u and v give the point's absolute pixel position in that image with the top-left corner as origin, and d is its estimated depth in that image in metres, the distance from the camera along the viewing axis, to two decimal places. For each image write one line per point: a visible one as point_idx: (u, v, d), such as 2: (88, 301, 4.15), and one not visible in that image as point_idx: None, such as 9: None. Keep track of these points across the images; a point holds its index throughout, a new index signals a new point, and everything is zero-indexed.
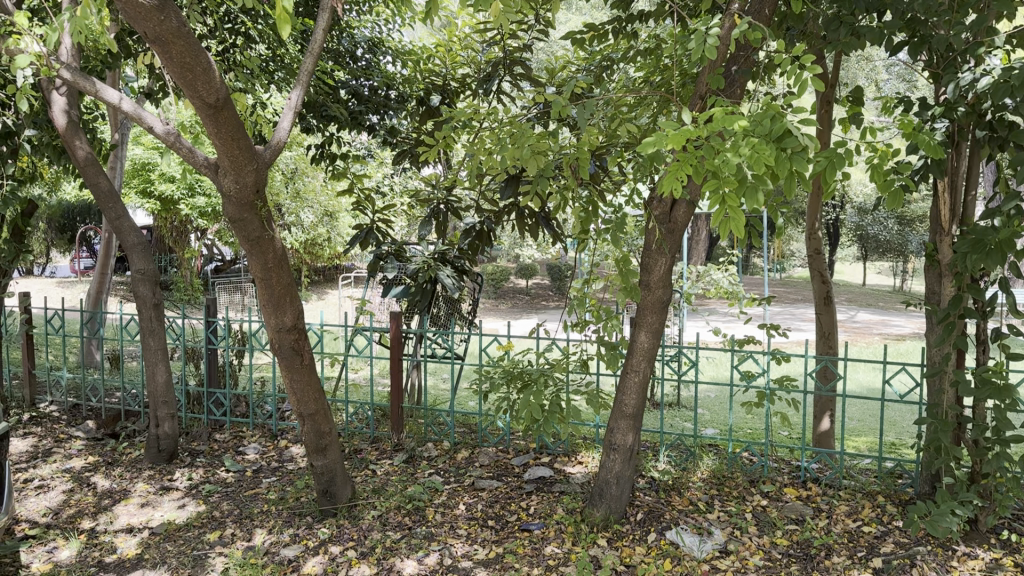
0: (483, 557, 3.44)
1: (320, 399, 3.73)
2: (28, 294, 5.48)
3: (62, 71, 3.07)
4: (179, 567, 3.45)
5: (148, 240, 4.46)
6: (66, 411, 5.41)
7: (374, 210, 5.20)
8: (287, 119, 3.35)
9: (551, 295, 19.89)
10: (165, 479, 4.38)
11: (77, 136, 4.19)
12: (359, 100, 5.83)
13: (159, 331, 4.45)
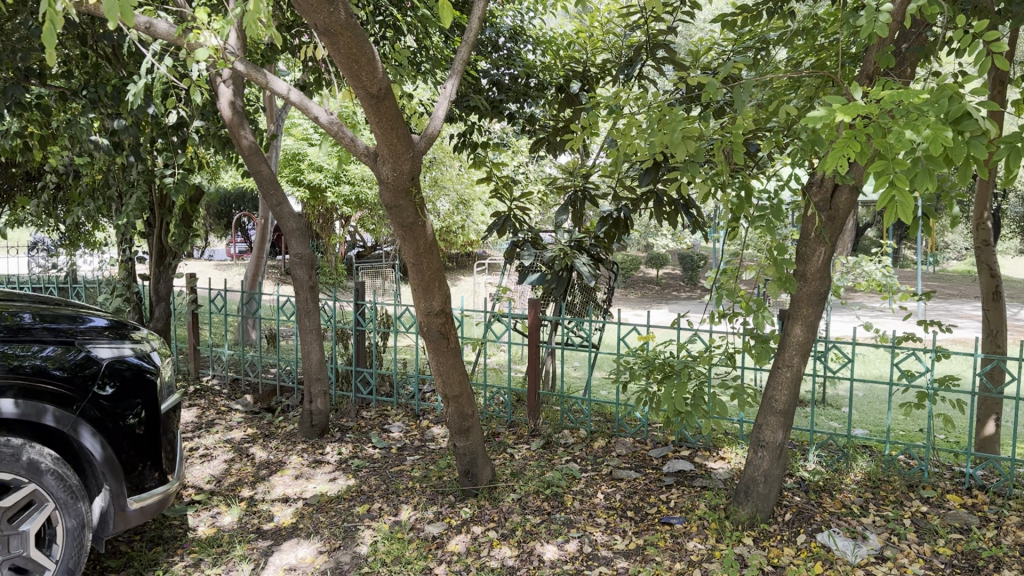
0: (623, 548, 3.41)
1: (464, 382, 3.79)
2: (194, 276, 5.85)
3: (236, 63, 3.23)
4: (331, 538, 3.62)
5: (306, 226, 4.66)
6: (226, 385, 5.77)
7: (512, 197, 5.21)
8: (441, 109, 3.41)
9: (684, 285, 19.57)
10: (317, 452, 4.60)
11: (242, 125, 4.34)
12: (499, 89, 5.78)
13: (314, 311, 4.68)
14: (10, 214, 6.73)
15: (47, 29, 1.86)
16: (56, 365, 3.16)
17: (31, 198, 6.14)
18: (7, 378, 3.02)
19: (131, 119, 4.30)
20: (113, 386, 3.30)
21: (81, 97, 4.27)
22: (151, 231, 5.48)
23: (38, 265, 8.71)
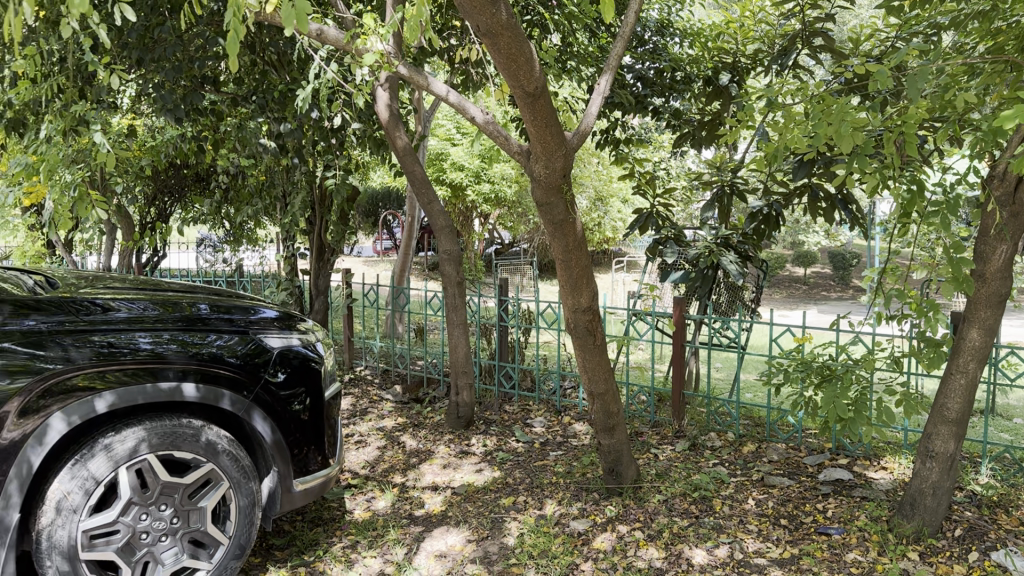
0: (776, 556, 3.30)
1: (609, 379, 3.77)
2: (349, 271, 6.13)
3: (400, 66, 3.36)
4: (479, 528, 3.70)
5: (455, 223, 4.75)
6: (378, 375, 6.02)
7: (654, 194, 5.10)
8: (595, 105, 3.40)
9: (832, 284, 18.74)
10: (464, 443, 4.71)
11: (397, 126, 4.48)
12: (644, 83, 5.69)
13: (460, 307, 4.77)
14: (185, 213, 7.26)
15: (232, 37, 2.01)
16: (230, 353, 3.40)
17: (206, 198, 6.61)
18: (187, 364, 3.26)
19: (295, 122, 4.51)
20: (282, 373, 3.53)
21: (251, 103, 4.56)
22: (312, 228, 5.79)
23: (209, 260, 9.37)
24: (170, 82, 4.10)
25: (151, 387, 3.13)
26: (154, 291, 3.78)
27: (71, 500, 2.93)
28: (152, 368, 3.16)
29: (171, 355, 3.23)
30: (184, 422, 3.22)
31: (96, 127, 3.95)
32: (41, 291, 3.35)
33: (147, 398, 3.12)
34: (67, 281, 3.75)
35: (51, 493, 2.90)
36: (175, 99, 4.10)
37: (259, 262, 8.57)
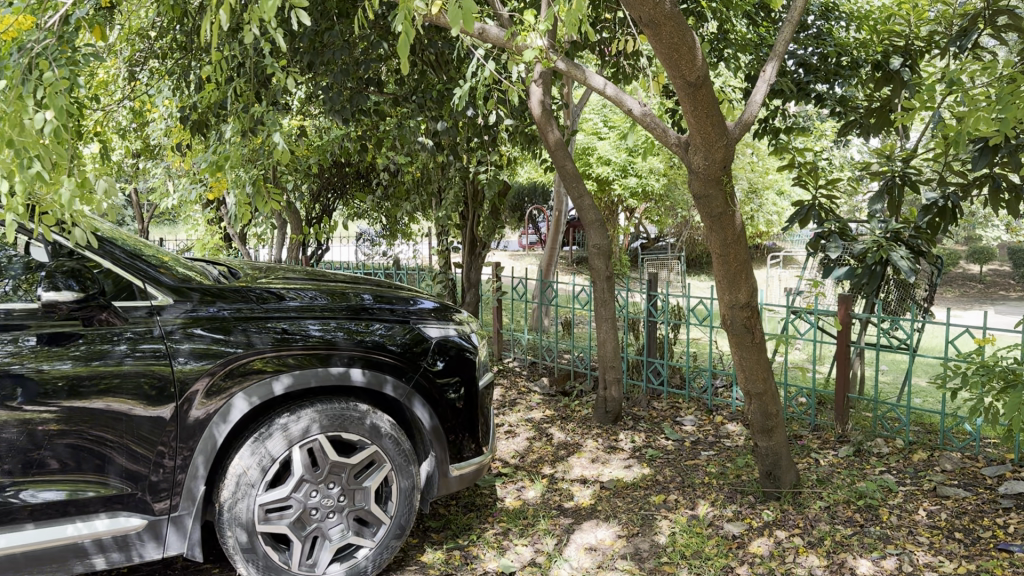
0: (951, 572, 3.10)
1: (768, 380, 3.64)
2: (499, 265, 6.25)
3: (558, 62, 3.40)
4: (630, 524, 3.69)
5: (604, 217, 4.71)
6: (526, 367, 6.12)
7: (817, 185, 4.90)
8: (758, 94, 3.30)
9: (1010, 283, 17.31)
10: (612, 438, 4.70)
11: (549, 123, 4.45)
12: (806, 69, 5.44)
13: (610, 301, 4.75)
14: (346, 207, 7.62)
15: (403, 39, 2.11)
16: (391, 341, 3.56)
17: (366, 193, 6.92)
18: (354, 351, 3.45)
19: (451, 120, 4.63)
20: (440, 362, 3.66)
21: (411, 103, 4.71)
22: (465, 222, 5.94)
23: (368, 253, 9.81)
24: (337, 83, 4.31)
25: (322, 371, 3.36)
26: (324, 281, 4.00)
27: (249, 475, 3.18)
28: (322, 355, 3.38)
29: (340, 342, 3.44)
30: (351, 406, 3.41)
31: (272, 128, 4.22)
32: (225, 281, 3.63)
33: (318, 382, 3.37)
34: (247, 271, 4.03)
35: (233, 468, 3.18)
36: (341, 101, 4.32)
37: (414, 255, 8.85)
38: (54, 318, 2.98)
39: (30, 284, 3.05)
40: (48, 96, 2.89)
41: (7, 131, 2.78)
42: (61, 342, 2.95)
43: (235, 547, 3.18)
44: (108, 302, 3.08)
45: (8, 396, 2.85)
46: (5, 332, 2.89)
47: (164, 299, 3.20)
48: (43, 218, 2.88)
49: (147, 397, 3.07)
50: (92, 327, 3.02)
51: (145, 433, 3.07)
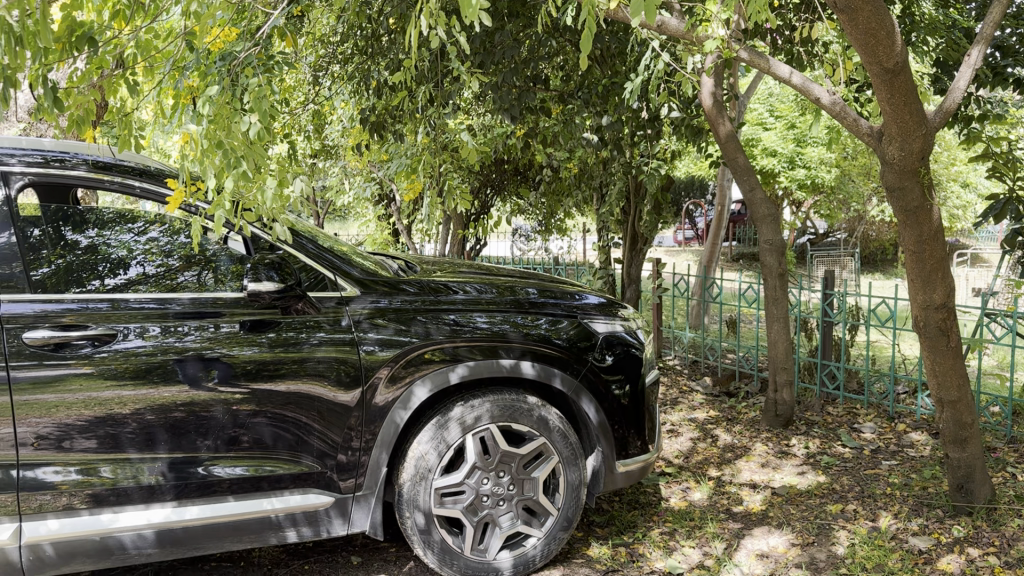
0: None
1: (963, 387, 3.41)
2: (661, 262, 6.18)
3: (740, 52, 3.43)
4: (805, 533, 3.55)
5: (778, 211, 4.54)
6: (688, 366, 6.02)
7: (1016, 177, 4.56)
8: (961, 80, 3.16)
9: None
10: (783, 443, 4.54)
11: (721, 117, 4.37)
12: (1004, 52, 5.03)
13: (782, 299, 4.58)
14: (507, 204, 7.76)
15: (588, 35, 2.05)
16: (557, 335, 3.59)
17: (529, 190, 7.03)
18: (523, 344, 3.52)
19: (617, 115, 4.62)
20: (608, 357, 3.65)
21: (576, 100, 4.70)
22: (626, 218, 5.93)
23: (525, 248, 9.95)
24: (507, 83, 4.39)
25: (494, 362, 3.46)
26: (496, 275, 4.09)
27: (427, 460, 3.33)
28: (494, 347, 3.48)
29: (510, 335, 3.51)
30: (522, 398, 3.48)
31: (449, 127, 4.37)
32: (404, 274, 3.80)
33: (491, 373, 3.47)
34: (423, 265, 4.19)
35: (413, 452, 3.34)
36: (510, 99, 4.41)
37: (574, 251, 8.90)
38: (257, 306, 3.25)
39: (232, 275, 3.33)
40: (252, 101, 3.15)
41: (218, 134, 3.04)
42: (258, 329, 3.21)
43: (413, 528, 3.35)
44: (303, 292, 3.31)
45: (206, 376, 3.12)
46: (203, 318, 3.15)
47: (351, 290, 3.41)
48: (244, 213, 3.13)
49: (337, 382, 3.29)
50: (290, 315, 3.27)
51: (334, 416, 3.30)
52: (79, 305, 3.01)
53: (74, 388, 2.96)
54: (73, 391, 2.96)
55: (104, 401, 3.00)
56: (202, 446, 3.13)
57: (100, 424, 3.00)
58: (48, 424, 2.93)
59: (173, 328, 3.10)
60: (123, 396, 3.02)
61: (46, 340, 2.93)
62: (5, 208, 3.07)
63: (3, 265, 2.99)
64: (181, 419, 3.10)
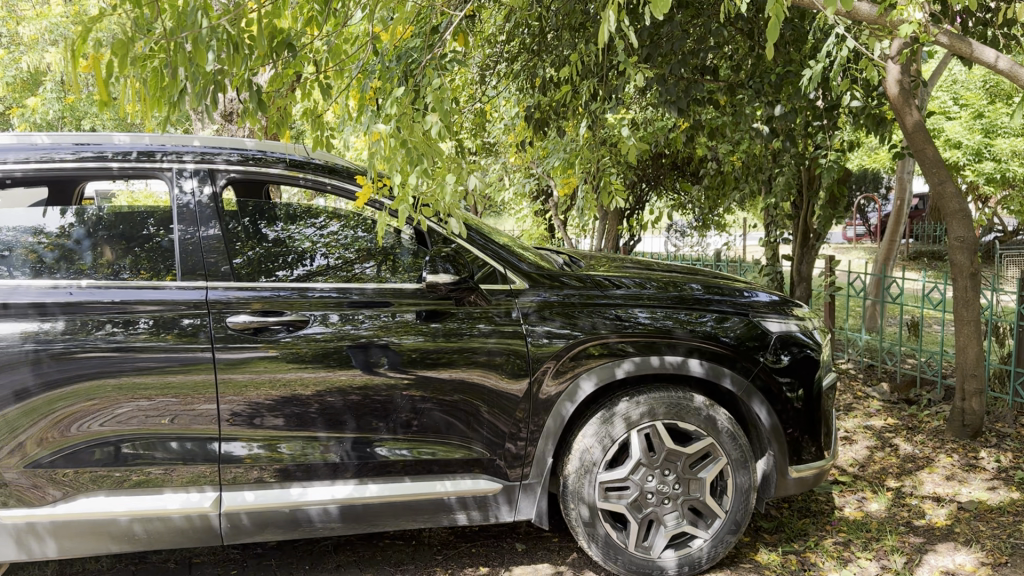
0: None
1: None
2: (834, 260, 5.94)
3: (940, 38, 3.43)
4: (997, 552, 3.32)
5: (969, 206, 4.25)
6: (862, 370, 5.77)
7: None
8: None
9: None
10: (971, 455, 4.25)
11: (908, 105, 4.18)
12: None
13: (974, 302, 4.27)
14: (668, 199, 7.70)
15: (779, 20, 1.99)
16: (724, 334, 3.49)
17: (691, 184, 6.90)
18: (691, 342, 3.46)
19: (791, 105, 4.45)
20: (780, 359, 3.53)
21: (746, 90, 4.58)
22: (798, 213, 5.90)
23: (686, 245, 9.80)
24: (676, 74, 4.33)
25: (661, 359, 3.43)
26: (661, 270, 4.05)
27: (592, 454, 3.35)
28: (661, 344, 3.44)
29: (677, 332, 3.45)
30: (688, 396, 3.42)
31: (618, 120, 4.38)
32: (571, 268, 3.82)
33: (657, 370, 3.44)
34: (588, 259, 4.20)
35: (577, 445, 3.36)
36: (678, 91, 4.34)
37: (736, 247, 8.69)
38: (434, 296, 3.37)
39: (411, 267, 3.47)
40: (434, 102, 3.23)
41: (403, 133, 3.18)
42: (433, 319, 3.33)
43: (577, 520, 3.38)
44: (475, 284, 3.41)
45: (375, 363, 3.27)
46: (377, 308, 3.31)
47: (521, 283, 3.47)
48: (424, 209, 3.27)
49: (507, 373, 3.36)
50: (463, 307, 3.37)
51: (503, 406, 3.37)
52: (270, 293, 3.25)
53: (259, 370, 3.18)
54: (260, 372, 3.18)
55: (288, 382, 3.21)
56: (378, 429, 3.29)
57: (286, 403, 3.21)
58: (242, 402, 3.17)
59: (350, 316, 3.27)
60: (304, 378, 3.22)
61: (246, 324, 3.18)
62: (209, 204, 3.35)
63: (205, 256, 3.27)
64: (356, 402, 3.26)
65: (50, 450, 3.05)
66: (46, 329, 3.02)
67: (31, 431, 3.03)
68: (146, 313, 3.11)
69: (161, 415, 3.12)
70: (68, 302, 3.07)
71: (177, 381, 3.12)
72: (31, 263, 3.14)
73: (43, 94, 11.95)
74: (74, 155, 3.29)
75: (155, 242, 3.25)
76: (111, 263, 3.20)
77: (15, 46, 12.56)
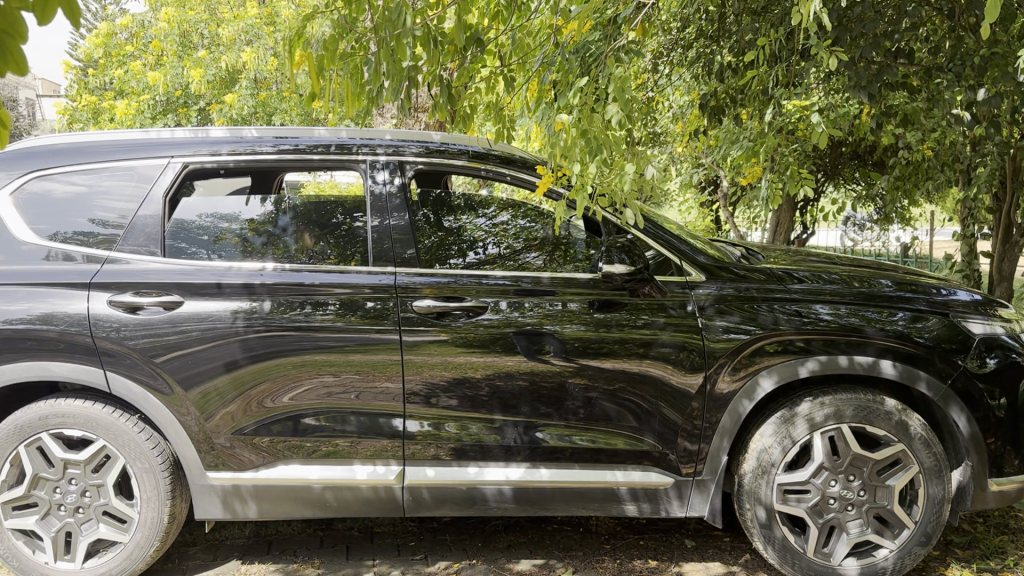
0: None
1: None
2: None
3: None
4: None
5: None
6: None
7: None
8: None
9: None
10: None
11: None
12: None
13: None
14: (858, 191, 7.51)
15: None
16: (919, 334, 3.29)
17: (875, 173, 6.53)
18: (885, 342, 3.29)
19: (996, 89, 4.12)
20: (983, 363, 3.29)
21: (947, 73, 4.29)
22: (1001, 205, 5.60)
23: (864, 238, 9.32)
24: (868, 58, 4.09)
25: (850, 360, 3.29)
26: (849, 265, 3.85)
27: (771, 454, 3.26)
28: (851, 343, 3.29)
29: (869, 331, 3.29)
30: (878, 399, 3.26)
31: (816, 117, 4.47)
32: (749, 261, 3.71)
33: (844, 370, 3.30)
34: (767, 252, 4.06)
35: (755, 444, 3.29)
36: (868, 76, 4.11)
37: (921, 242, 8.18)
38: (609, 287, 3.36)
39: (583, 257, 3.48)
40: (614, 91, 3.12)
41: (583, 123, 3.17)
42: (606, 309, 3.33)
43: (753, 521, 3.32)
44: (650, 275, 3.36)
45: (539, 349, 3.30)
46: (545, 296, 3.33)
47: (698, 275, 3.39)
48: (601, 199, 3.24)
49: (681, 367, 3.31)
50: (638, 298, 3.34)
51: (676, 399, 3.33)
52: (449, 280, 3.35)
53: (430, 352, 3.29)
54: (432, 355, 3.29)
55: (459, 365, 3.30)
56: (548, 415, 3.34)
57: (459, 385, 3.31)
58: (419, 382, 3.30)
59: (517, 303, 3.31)
60: (474, 361, 3.30)
61: (430, 309, 3.30)
62: (398, 194, 3.50)
63: (388, 243, 3.42)
64: (525, 387, 3.32)
65: (252, 420, 3.31)
66: (252, 307, 3.27)
67: (235, 401, 3.29)
68: (336, 295, 3.29)
69: (346, 391, 3.30)
70: (270, 283, 3.30)
71: (358, 359, 3.29)
72: (239, 247, 3.41)
73: (237, 90, 12.77)
74: (274, 147, 3.51)
75: (351, 230, 3.45)
76: (307, 247, 3.42)
77: (214, 46, 13.46)
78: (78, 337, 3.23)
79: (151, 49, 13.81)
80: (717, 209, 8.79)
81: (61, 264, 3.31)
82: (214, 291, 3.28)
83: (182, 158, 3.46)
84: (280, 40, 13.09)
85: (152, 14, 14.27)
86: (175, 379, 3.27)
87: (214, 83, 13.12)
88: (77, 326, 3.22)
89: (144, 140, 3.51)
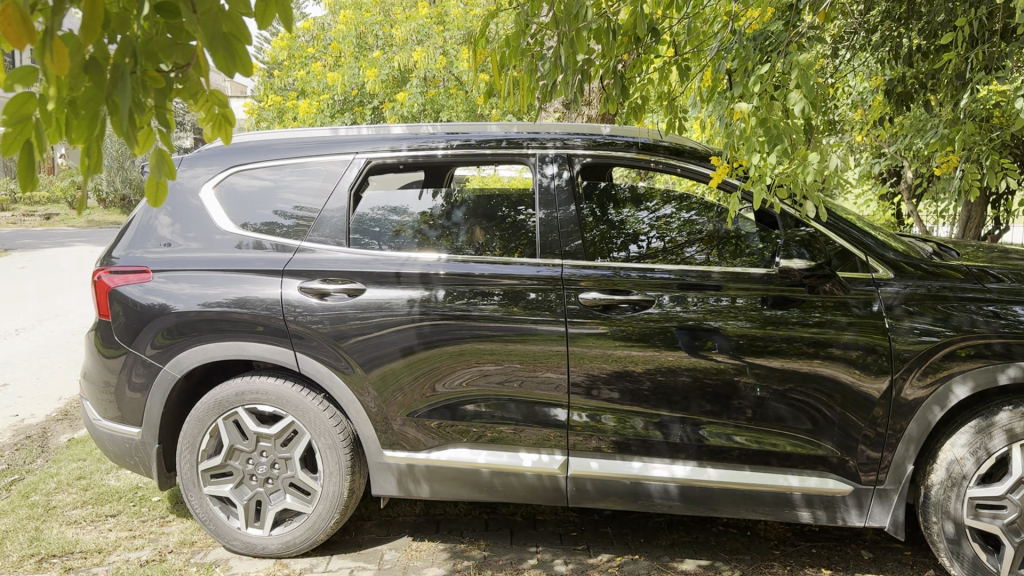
0: None
1: None
2: None
3: None
4: None
5: None
6: None
7: None
8: None
9: None
10: None
11: None
12: None
13: None
14: None
15: None
16: None
17: None
18: None
19: None
20: None
21: None
22: None
23: None
24: None
25: None
26: None
27: (963, 466, 3.06)
28: None
29: None
30: None
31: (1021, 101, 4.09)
32: (941, 258, 3.46)
33: None
34: (963, 249, 3.78)
35: (946, 454, 3.09)
36: None
37: None
38: (785, 283, 3.24)
39: (757, 252, 3.37)
40: (797, 77, 2.99)
41: (762, 111, 3.08)
42: (781, 306, 3.21)
43: (940, 535, 3.12)
44: (832, 271, 3.21)
45: (702, 345, 3.24)
46: (706, 291, 3.26)
47: (885, 272, 3.22)
48: (779, 190, 3.13)
49: (863, 368, 3.15)
50: (818, 295, 3.20)
51: (857, 402, 3.17)
52: (613, 273, 3.35)
53: (591, 345, 3.31)
54: (594, 347, 3.30)
55: (619, 358, 3.29)
56: (711, 412, 3.27)
57: (620, 378, 3.30)
58: (581, 373, 3.32)
59: (680, 297, 3.27)
60: (635, 355, 3.28)
61: (596, 301, 3.31)
62: (567, 187, 3.53)
63: (555, 235, 3.46)
64: (690, 383, 3.26)
65: (425, 403, 3.45)
66: (426, 296, 3.41)
67: (413, 385, 3.44)
68: (501, 286, 3.37)
69: (509, 379, 3.38)
70: (443, 273, 3.42)
71: (518, 349, 3.35)
72: (417, 238, 3.56)
73: (409, 89, 13.22)
74: (446, 143, 3.65)
75: (521, 223, 3.52)
76: (476, 239, 3.52)
77: (387, 46, 14.04)
78: (270, 320, 3.48)
79: (330, 51, 14.56)
80: (898, 202, 8.24)
81: (253, 253, 3.58)
82: (394, 279, 3.44)
83: (366, 154, 3.66)
84: (450, 38, 13.43)
85: (331, 17, 15.03)
86: (356, 361, 3.46)
87: (386, 82, 13.62)
88: (270, 310, 3.48)
89: (329, 137, 3.74)
